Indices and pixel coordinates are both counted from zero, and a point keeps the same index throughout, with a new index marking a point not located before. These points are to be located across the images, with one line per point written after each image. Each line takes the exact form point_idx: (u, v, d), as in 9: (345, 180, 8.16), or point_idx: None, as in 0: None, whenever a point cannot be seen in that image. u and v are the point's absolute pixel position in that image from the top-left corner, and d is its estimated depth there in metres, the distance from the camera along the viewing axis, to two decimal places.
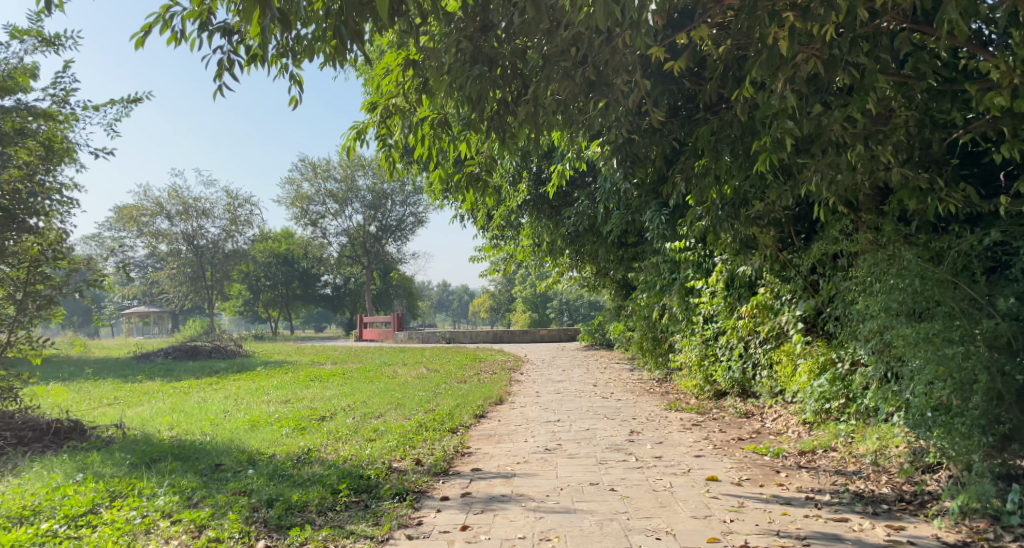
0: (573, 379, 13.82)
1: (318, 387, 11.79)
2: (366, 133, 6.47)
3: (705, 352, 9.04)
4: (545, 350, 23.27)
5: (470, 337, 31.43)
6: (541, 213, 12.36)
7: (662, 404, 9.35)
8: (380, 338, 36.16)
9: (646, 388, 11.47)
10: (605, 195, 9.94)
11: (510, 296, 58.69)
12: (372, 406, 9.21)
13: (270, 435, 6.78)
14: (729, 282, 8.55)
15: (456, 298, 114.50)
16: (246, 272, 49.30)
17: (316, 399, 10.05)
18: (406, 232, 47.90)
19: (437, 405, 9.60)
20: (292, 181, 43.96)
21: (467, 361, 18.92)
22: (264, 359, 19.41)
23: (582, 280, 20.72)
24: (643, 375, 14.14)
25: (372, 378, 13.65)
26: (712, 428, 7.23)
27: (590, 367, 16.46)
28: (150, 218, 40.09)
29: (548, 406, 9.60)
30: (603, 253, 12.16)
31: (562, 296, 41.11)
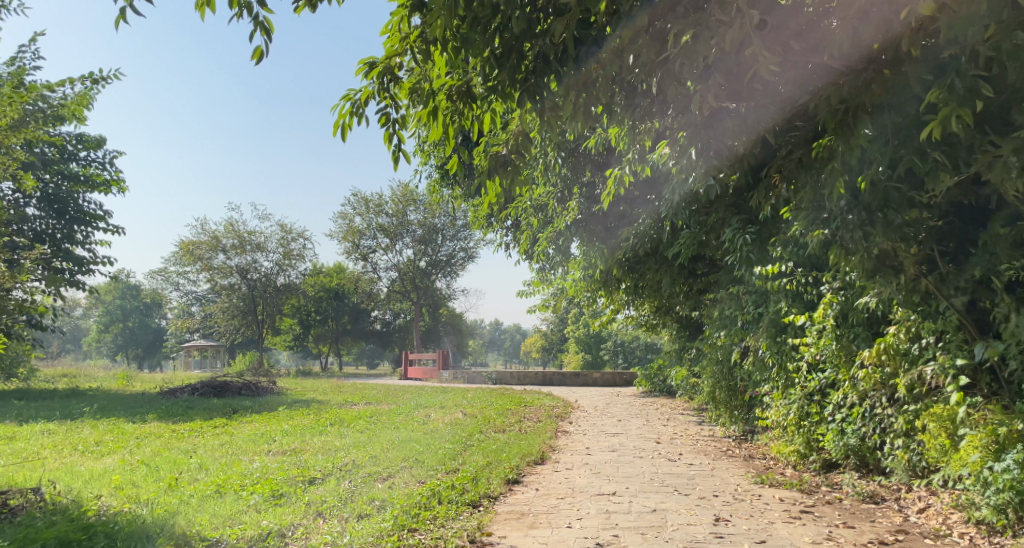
0: (631, 433, 11.87)
1: (331, 434, 10.10)
2: (367, 107, 4.95)
3: (805, 409, 7.08)
4: (598, 395, 21.23)
5: (517, 379, 29.50)
6: (595, 235, 10.64)
7: (749, 475, 7.40)
8: (425, 377, 34.63)
9: (723, 449, 9.50)
10: (675, 210, 8.18)
11: (562, 336, 56.64)
12: (382, 463, 7.44)
13: (229, 508, 5.09)
14: (841, 318, 6.62)
15: (509, 338, 112.65)
16: (296, 306, 48.72)
17: (321, 450, 8.37)
18: (456, 267, 46.68)
19: (464, 463, 7.77)
20: (343, 214, 43.32)
21: (511, 406, 17.07)
22: (293, 398, 17.91)
23: (639, 319, 18.72)
24: (715, 431, 12.11)
25: (399, 425, 11.91)
26: (833, 520, 5.34)
27: (650, 418, 14.45)
28: (204, 251, 39.80)
29: (603, 471, 7.73)
30: (667, 284, 10.33)
31: (617, 337, 38.89)
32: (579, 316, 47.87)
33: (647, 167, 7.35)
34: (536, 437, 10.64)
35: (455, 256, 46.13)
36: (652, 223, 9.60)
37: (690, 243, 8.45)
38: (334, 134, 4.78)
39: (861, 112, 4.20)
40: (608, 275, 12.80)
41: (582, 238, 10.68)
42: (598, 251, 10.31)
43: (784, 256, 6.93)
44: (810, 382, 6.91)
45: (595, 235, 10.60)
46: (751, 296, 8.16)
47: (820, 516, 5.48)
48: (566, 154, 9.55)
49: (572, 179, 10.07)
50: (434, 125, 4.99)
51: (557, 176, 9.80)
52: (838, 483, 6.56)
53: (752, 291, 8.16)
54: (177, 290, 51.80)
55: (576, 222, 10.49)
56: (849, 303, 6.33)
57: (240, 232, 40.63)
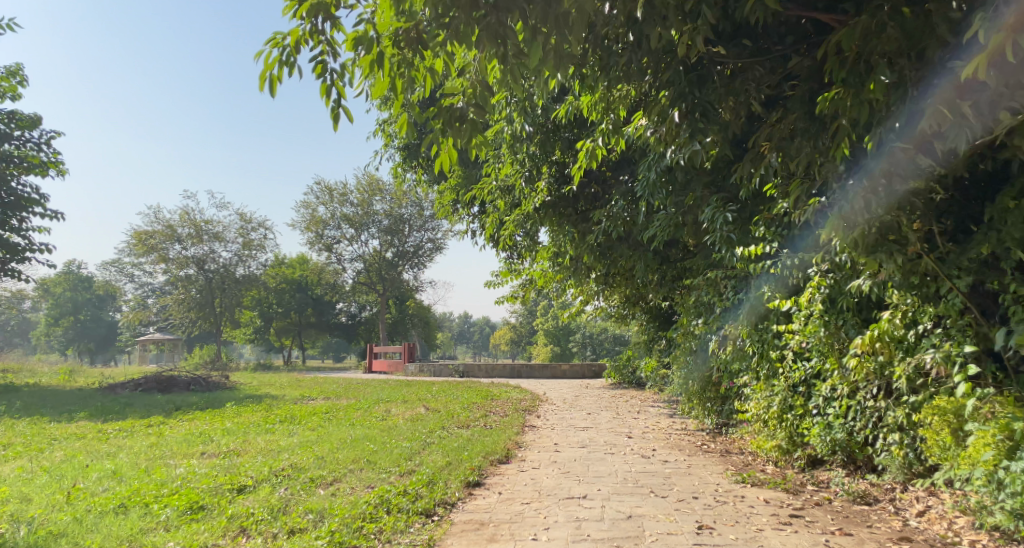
0: (602, 428, 11.32)
1: (279, 432, 9.35)
2: (298, 56, 4.23)
3: (789, 402, 6.55)
4: (567, 388, 20.72)
5: (485, 372, 28.84)
6: (565, 218, 10.03)
7: (729, 473, 6.87)
8: (389, 371, 33.77)
9: (698, 444, 8.97)
10: (650, 189, 7.61)
11: (531, 329, 56.09)
12: (328, 466, 6.73)
13: (134, 529, 4.36)
14: (829, 303, 6.08)
15: (477, 331, 111.89)
16: (258, 298, 47.39)
17: (263, 451, 7.63)
18: (423, 259, 45.76)
19: (421, 464, 7.10)
20: (307, 204, 42.07)
21: (477, 400, 16.44)
22: (247, 393, 17.05)
23: (609, 310, 18.20)
24: (689, 425, 11.60)
25: (355, 421, 11.17)
26: (826, 525, 4.82)
27: (621, 411, 13.91)
28: (159, 241, 38.36)
29: (572, 471, 7.13)
30: (641, 270, 9.77)
31: (586, 329, 38.45)
32: (548, 309, 47.30)
33: (621, 140, 6.75)
34: (501, 433, 10.02)
35: (422, 248, 45.19)
36: (626, 204, 9.02)
37: (666, 224, 7.88)
38: (260, 87, 4.16)
39: (873, 57, 3.63)
40: (579, 262, 12.21)
41: (551, 221, 10.05)
42: (568, 235, 9.70)
43: (769, 236, 6.37)
44: (795, 373, 6.37)
45: (565, 219, 9.98)
46: (731, 280, 7.61)
47: (812, 521, 4.95)
48: (535, 130, 8.91)
49: (541, 158, 9.44)
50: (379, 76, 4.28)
51: (524, 154, 9.17)
52: (825, 482, 6.05)
53: (732, 275, 7.61)
54: (132, 282, 50.06)
55: (544, 204, 9.87)
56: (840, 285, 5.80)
57: (196, 221, 39.24)
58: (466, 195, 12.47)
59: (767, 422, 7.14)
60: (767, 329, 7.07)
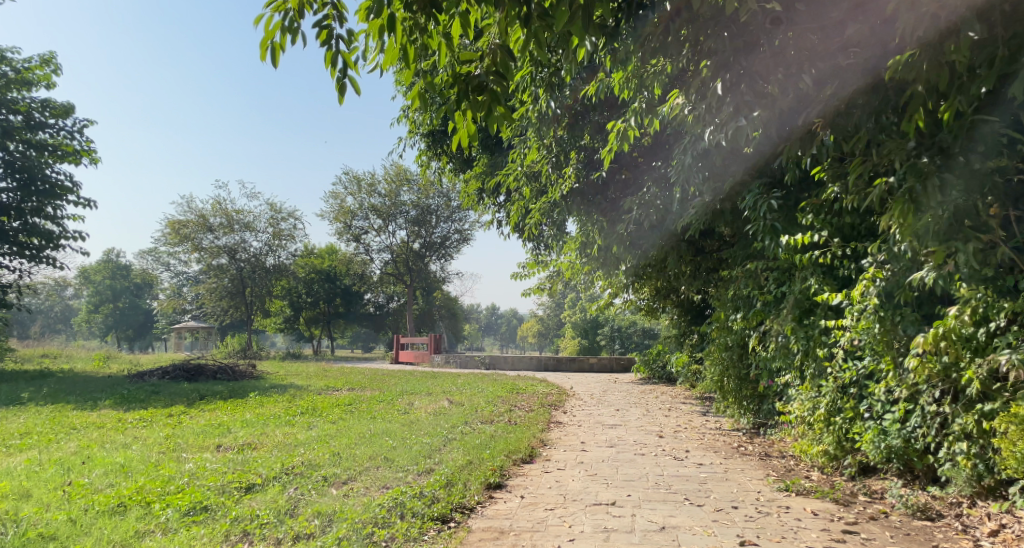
0: (631, 425, 10.89)
1: (297, 425, 9.06)
2: (301, 21, 3.83)
3: (838, 403, 6.06)
4: (594, 382, 20.26)
5: (512, 364, 28.48)
6: (594, 207, 9.56)
7: (770, 479, 6.41)
8: (416, 362, 33.63)
9: (734, 446, 8.51)
10: (685, 174, 7.12)
11: (558, 321, 55.67)
12: (343, 463, 6.38)
13: (128, 532, 4.03)
14: (884, 298, 5.57)
15: (505, 323, 111.64)
16: (287, 287, 47.63)
17: (278, 445, 7.33)
18: (450, 250, 45.52)
19: (441, 463, 6.72)
20: (335, 193, 42.03)
21: (502, 393, 16.08)
22: (272, 382, 16.89)
23: (638, 303, 17.68)
24: (722, 423, 11.10)
25: (376, 414, 10.88)
26: (887, 545, 4.39)
27: (652, 408, 13.45)
28: (190, 230, 38.61)
29: (600, 473, 6.71)
30: (674, 261, 9.30)
31: (615, 322, 37.92)
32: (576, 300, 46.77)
33: (655, 120, 6.24)
34: (526, 430, 9.63)
35: (449, 239, 44.94)
36: (659, 191, 8.52)
37: (702, 211, 7.39)
38: (260, 57, 3.75)
39: (958, 14, 3.14)
40: (608, 253, 11.74)
41: (579, 210, 9.60)
42: (597, 224, 9.23)
43: (818, 224, 5.87)
44: (844, 373, 5.88)
45: (595, 207, 9.51)
46: (772, 272, 7.11)
47: (868, 539, 4.50)
48: (564, 113, 8.45)
49: (569, 142, 8.99)
50: (390, 42, 3.88)
51: (552, 138, 8.73)
52: (878, 492, 5.57)
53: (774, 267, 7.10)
54: (165, 270, 50.66)
55: (573, 191, 9.41)
56: (898, 278, 5.28)
57: (227, 210, 39.42)
58: (491, 182, 12.06)
59: (812, 425, 6.65)
60: (814, 325, 6.56)
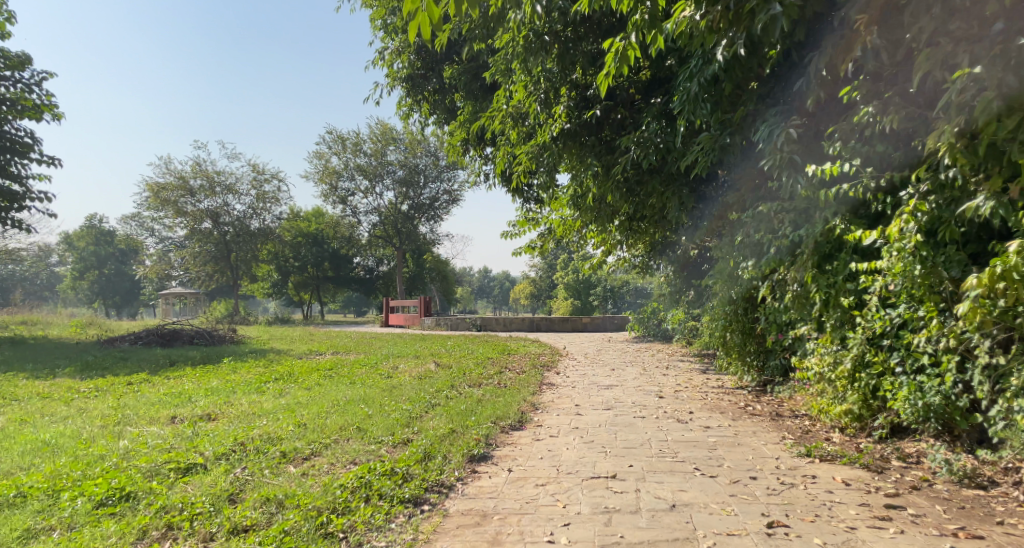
0: (629, 385, 10.25)
1: (267, 392, 8.31)
2: None
3: (865, 357, 5.38)
4: (588, 342, 19.61)
5: (503, 325, 27.83)
6: (587, 149, 8.72)
7: (788, 443, 5.75)
8: (407, 325, 33.00)
9: (741, 407, 7.86)
10: (691, 105, 6.29)
11: (551, 282, 55.03)
12: (309, 435, 5.63)
13: (16, 531, 3.32)
14: (924, 236, 4.85)
15: (497, 285, 111.11)
16: (274, 251, 46.64)
17: (239, 416, 6.58)
18: (439, 211, 44.55)
19: (421, 433, 5.98)
20: (319, 154, 40.78)
21: (492, 355, 15.40)
22: (252, 347, 16.14)
23: (633, 260, 16.94)
24: (725, 382, 10.47)
25: (355, 379, 10.16)
26: (943, 524, 3.72)
27: (649, 367, 12.81)
28: (171, 194, 37.42)
29: (597, 441, 6.03)
30: (674, 208, 8.54)
31: (608, 281, 37.27)
32: (568, 261, 46.07)
33: (659, 36, 5.37)
34: (516, 393, 8.95)
35: (438, 200, 43.93)
36: (659, 129, 7.70)
37: (710, 147, 6.59)
38: None
39: None
40: (603, 204, 10.93)
41: (571, 153, 8.76)
42: (591, 169, 8.40)
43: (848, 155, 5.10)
44: (875, 321, 5.18)
45: (588, 150, 8.68)
46: (789, 214, 6.35)
47: (917, 515, 3.82)
48: (552, 41, 7.55)
49: (559, 76, 8.11)
50: None
51: (540, 71, 7.84)
52: (914, 458, 4.92)
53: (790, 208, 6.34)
54: (149, 236, 49.49)
55: (563, 133, 8.56)
56: (945, 210, 4.54)
57: (208, 172, 38.20)
58: (476, 129, 11.16)
59: (833, 382, 5.98)
60: (837, 270, 5.84)
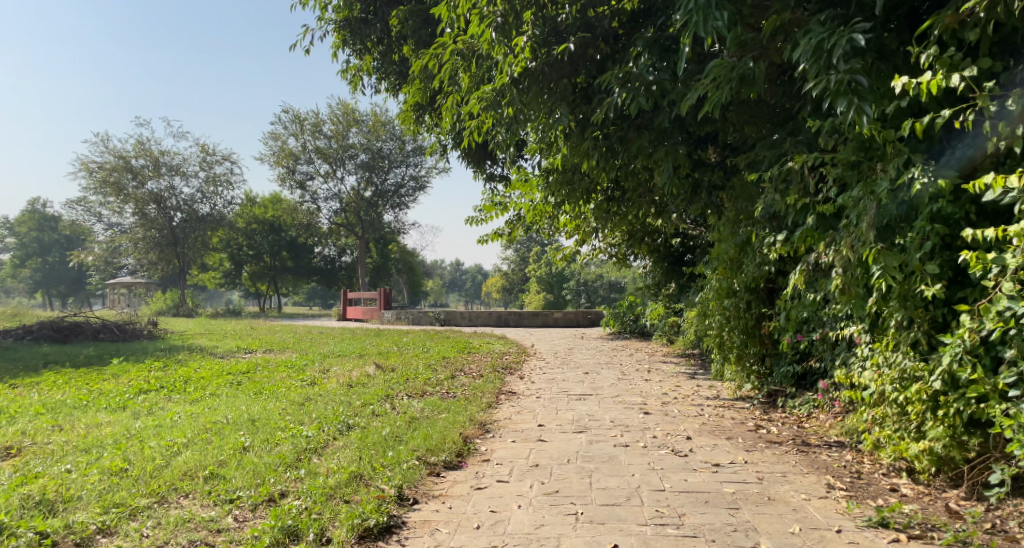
0: (605, 395, 8.47)
1: (130, 407, 6.22)
2: None
3: (958, 373, 3.70)
4: (558, 339, 17.80)
5: (468, 320, 25.84)
6: (557, 96, 6.89)
7: (839, 497, 4.01)
8: (365, 318, 30.88)
9: (750, 428, 6.11)
10: (702, 14, 4.50)
11: (523, 276, 53.26)
12: (112, 495, 3.52)
13: None
14: None
15: (469, 278, 109.12)
16: (227, 239, 44.02)
17: (49, 451, 4.52)
18: (405, 199, 42.40)
19: (305, 482, 3.98)
20: (275, 135, 38.35)
21: (449, 354, 13.50)
22: (168, 343, 13.97)
23: (609, 250, 15.13)
24: (719, 390, 8.74)
25: (266, 387, 8.15)
26: None
27: (627, 370, 11.04)
28: (111, 174, 34.66)
29: (563, 492, 4.20)
30: (667, 174, 6.76)
31: (580, 275, 35.56)
32: (539, 253, 44.29)
33: None
34: (463, 409, 7.07)
35: (403, 187, 41.73)
36: (650, 64, 5.89)
37: (724, 77, 4.85)
38: None
39: None
40: (577, 176, 9.08)
41: (536, 102, 6.92)
42: (562, 121, 6.54)
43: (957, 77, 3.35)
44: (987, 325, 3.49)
45: (558, 97, 6.84)
46: (832, 168, 4.63)
47: None
48: None
49: None
50: None
51: None
52: None
53: (835, 159, 4.61)
54: (92, 221, 46.31)
55: (528, 73, 6.73)
56: None
57: (152, 151, 35.51)
58: (425, 83, 9.22)
59: (898, 407, 4.30)
60: (908, 247, 4.12)
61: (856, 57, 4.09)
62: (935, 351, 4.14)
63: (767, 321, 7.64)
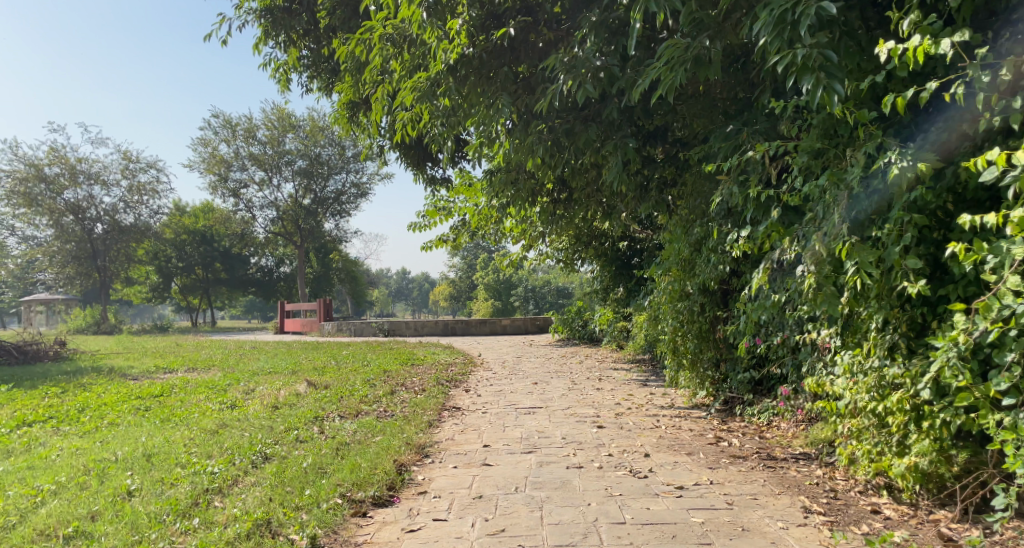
0: (556, 407, 7.96)
1: (4, 446, 5.72)
2: None
3: (945, 380, 3.25)
4: (507, 347, 17.25)
5: (414, 330, 25.08)
6: (496, 86, 6.36)
7: (821, 525, 3.55)
8: (304, 330, 29.71)
9: (712, 441, 5.66)
10: None
11: (470, 283, 52.55)
12: None
13: None
14: None
15: (415, 287, 107.66)
16: (156, 250, 42.04)
17: None
18: (346, 206, 41.24)
19: (196, 535, 3.60)
20: (205, 141, 36.81)
21: (391, 368, 12.82)
22: (81, 364, 12.90)
23: (555, 255, 14.67)
24: (675, 398, 8.32)
25: (175, 413, 7.54)
26: None
27: (578, 378, 10.56)
28: (24, 184, 32.61)
29: (508, 530, 3.64)
30: (616, 170, 6.33)
31: (527, 281, 35.11)
32: (486, 259, 43.65)
33: None
34: (401, 430, 6.46)
35: (343, 194, 40.55)
36: (596, 49, 5.44)
37: (678, 59, 4.44)
38: None
39: None
40: (521, 177, 8.56)
41: (474, 93, 6.39)
42: (503, 112, 6.01)
43: (946, 43, 2.93)
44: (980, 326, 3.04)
45: (498, 87, 6.31)
46: (796, 157, 4.24)
47: None
48: None
49: None
50: None
51: None
52: None
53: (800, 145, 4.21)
54: (9, 235, 43.64)
55: (464, 60, 6.17)
56: None
57: (69, 158, 33.58)
58: (356, 79, 8.57)
59: (873, 418, 3.84)
60: (884, 239, 3.70)
61: (823, 29, 3.69)
62: (915, 355, 3.70)
63: (723, 325, 7.24)
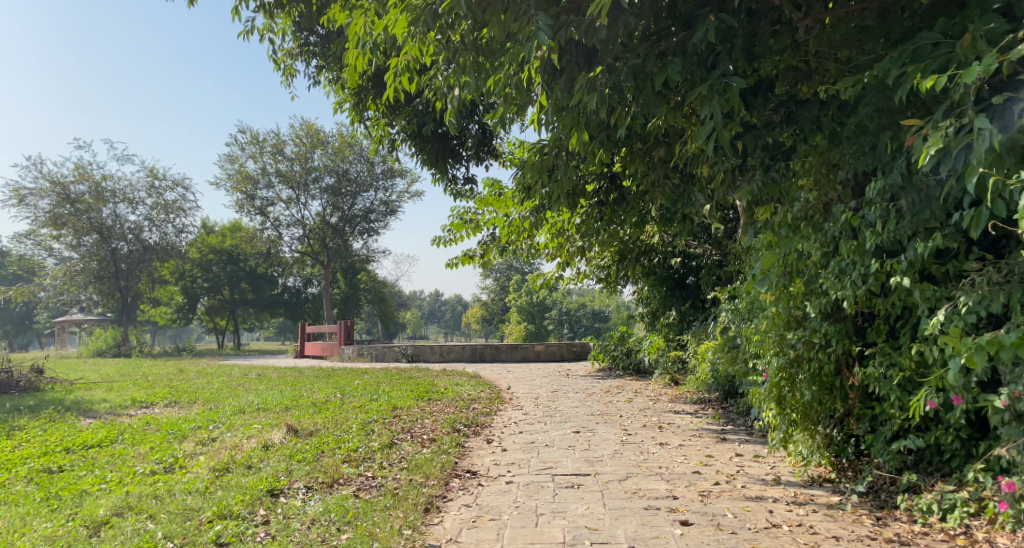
0: (610, 475, 5.72)
1: None
2: None
3: None
4: (541, 378, 14.95)
5: (439, 355, 22.85)
6: (530, 4, 4.26)
7: None
8: (325, 355, 27.77)
9: None
10: None
11: (504, 305, 50.37)
12: None
13: None
14: None
15: (448, 309, 105.91)
16: (181, 270, 40.79)
17: None
18: (374, 224, 39.56)
19: None
20: (230, 157, 35.53)
21: (403, 406, 10.62)
22: (37, 399, 10.89)
23: (597, 274, 12.43)
24: (774, 463, 6.03)
25: (84, 479, 5.42)
26: None
27: (631, 425, 8.29)
28: (45, 200, 31.58)
29: None
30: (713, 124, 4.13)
31: (563, 304, 32.76)
32: (520, 282, 41.47)
33: None
34: (383, 522, 4.28)
35: (372, 212, 38.89)
36: None
37: None
38: None
39: None
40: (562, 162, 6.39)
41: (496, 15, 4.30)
42: (540, 36, 3.90)
43: None
44: None
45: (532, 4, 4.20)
46: None
47: None
48: None
49: None
50: None
51: None
52: None
53: None
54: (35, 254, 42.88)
55: None
56: None
57: (92, 175, 32.50)
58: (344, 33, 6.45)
59: None
60: None
61: None
62: None
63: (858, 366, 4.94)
